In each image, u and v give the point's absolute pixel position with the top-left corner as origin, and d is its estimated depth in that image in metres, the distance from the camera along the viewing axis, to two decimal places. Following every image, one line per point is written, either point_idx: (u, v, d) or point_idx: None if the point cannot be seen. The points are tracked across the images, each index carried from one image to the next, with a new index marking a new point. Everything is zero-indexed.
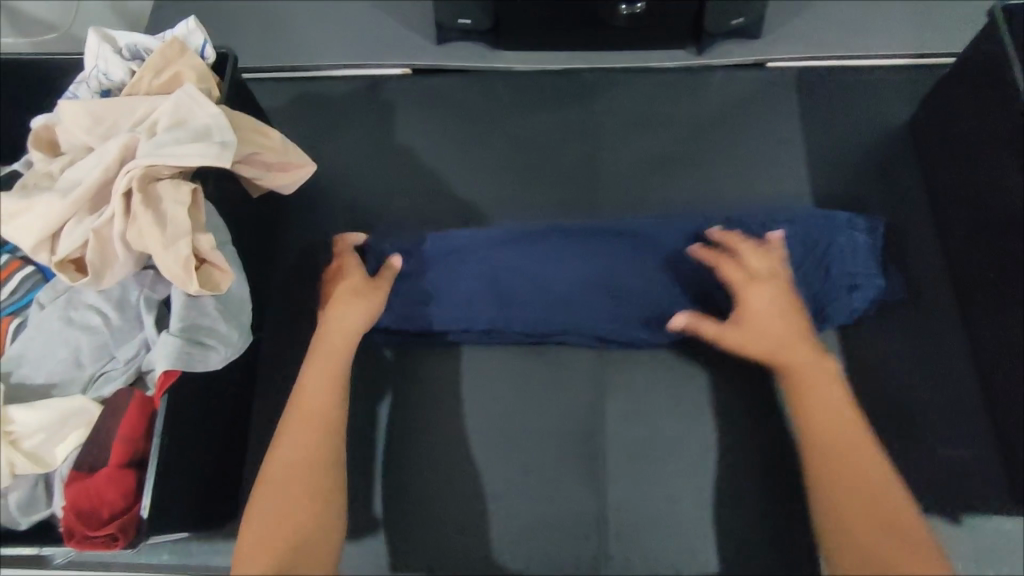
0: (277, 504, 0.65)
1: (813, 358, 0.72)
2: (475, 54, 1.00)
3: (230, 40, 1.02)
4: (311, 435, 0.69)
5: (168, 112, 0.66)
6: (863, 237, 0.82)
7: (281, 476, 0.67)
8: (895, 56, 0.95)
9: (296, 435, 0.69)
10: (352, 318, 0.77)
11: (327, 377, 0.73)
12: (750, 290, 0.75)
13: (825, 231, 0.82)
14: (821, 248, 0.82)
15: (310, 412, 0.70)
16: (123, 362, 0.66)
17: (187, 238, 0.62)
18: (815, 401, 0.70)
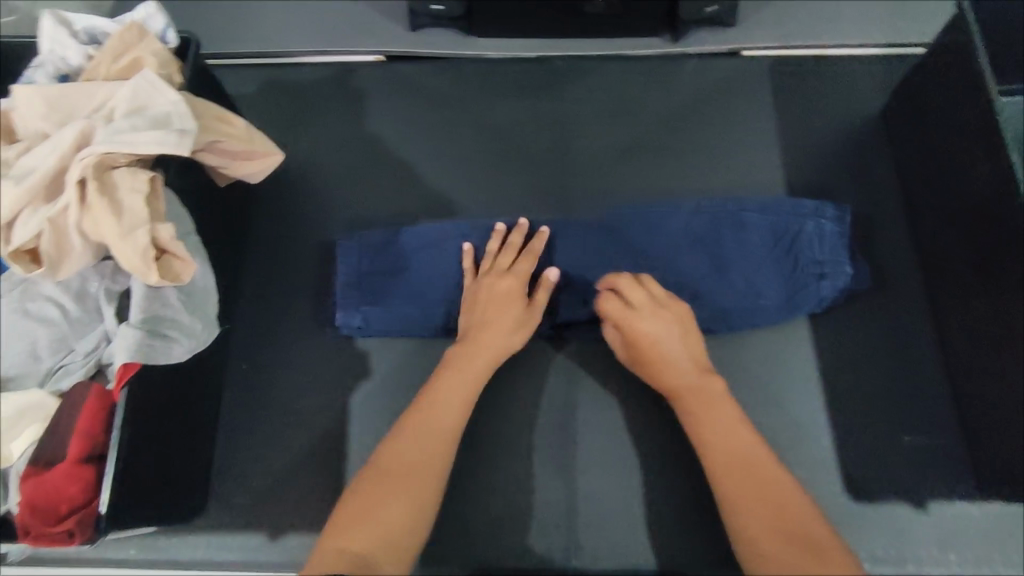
0: (372, 492, 0.66)
1: (700, 382, 0.73)
2: (448, 41, 0.98)
3: (197, 25, 1.00)
4: (436, 435, 0.70)
5: (126, 98, 0.64)
6: (831, 225, 0.82)
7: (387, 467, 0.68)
8: (868, 45, 0.95)
9: (418, 429, 0.70)
10: (506, 333, 0.76)
11: (461, 385, 0.73)
12: (637, 330, 0.75)
13: (792, 219, 0.82)
14: (790, 236, 0.82)
15: (439, 413, 0.71)
16: (83, 354, 0.64)
17: (145, 228, 0.60)
18: (707, 421, 0.71)
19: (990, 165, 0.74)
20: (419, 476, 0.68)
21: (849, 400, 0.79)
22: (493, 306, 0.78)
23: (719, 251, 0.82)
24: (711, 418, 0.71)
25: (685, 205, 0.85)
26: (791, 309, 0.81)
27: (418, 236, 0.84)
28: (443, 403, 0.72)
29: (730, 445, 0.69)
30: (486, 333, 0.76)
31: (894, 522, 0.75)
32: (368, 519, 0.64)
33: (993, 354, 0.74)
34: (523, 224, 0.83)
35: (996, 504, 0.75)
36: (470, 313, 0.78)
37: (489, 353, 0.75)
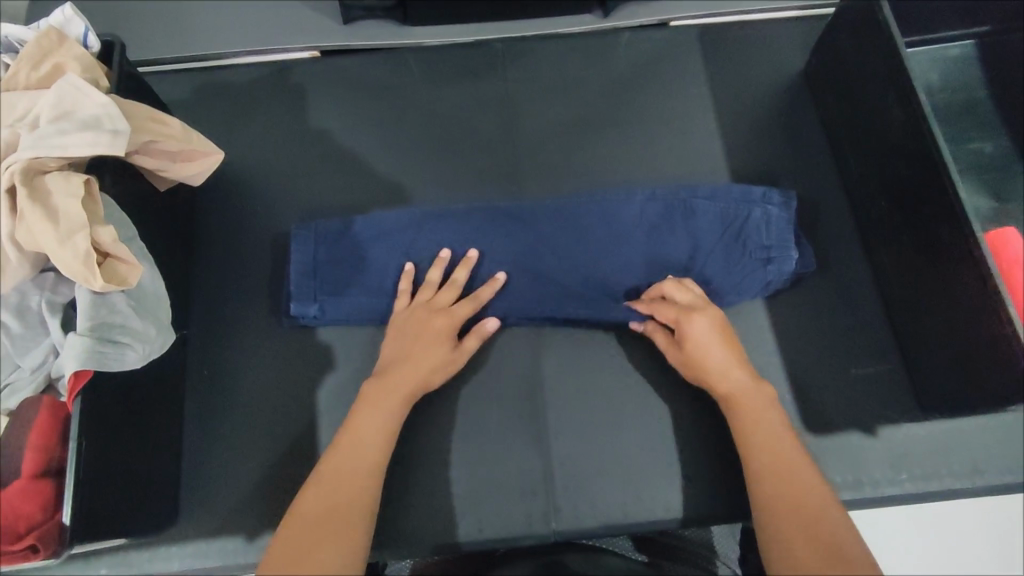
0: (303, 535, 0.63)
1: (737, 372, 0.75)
2: (383, 32, 0.98)
3: (120, 33, 0.97)
4: (361, 460, 0.70)
5: (48, 103, 0.61)
6: (777, 211, 0.83)
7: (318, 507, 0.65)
8: (786, 8, 1.00)
9: (343, 456, 0.70)
10: (431, 367, 0.77)
11: (375, 414, 0.72)
12: (693, 320, 0.76)
13: (740, 206, 0.84)
14: (738, 224, 0.84)
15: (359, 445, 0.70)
16: (29, 370, 0.61)
17: (83, 232, 0.59)
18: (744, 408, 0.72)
19: (902, 109, 0.79)
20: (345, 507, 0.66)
21: (798, 339, 0.84)
22: (419, 337, 0.78)
23: (668, 236, 0.84)
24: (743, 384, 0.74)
25: (640, 193, 0.86)
26: (730, 290, 0.84)
27: (375, 228, 0.84)
28: (363, 431, 0.71)
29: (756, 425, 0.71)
30: (410, 364, 0.76)
31: (850, 450, 0.80)
32: (303, 557, 0.61)
33: (921, 284, 0.79)
34: (472, 258, 0.83)
35: (940, 421, 0.81)
36: (397, 337, 0.78)
37: (412, 386, 0.75)
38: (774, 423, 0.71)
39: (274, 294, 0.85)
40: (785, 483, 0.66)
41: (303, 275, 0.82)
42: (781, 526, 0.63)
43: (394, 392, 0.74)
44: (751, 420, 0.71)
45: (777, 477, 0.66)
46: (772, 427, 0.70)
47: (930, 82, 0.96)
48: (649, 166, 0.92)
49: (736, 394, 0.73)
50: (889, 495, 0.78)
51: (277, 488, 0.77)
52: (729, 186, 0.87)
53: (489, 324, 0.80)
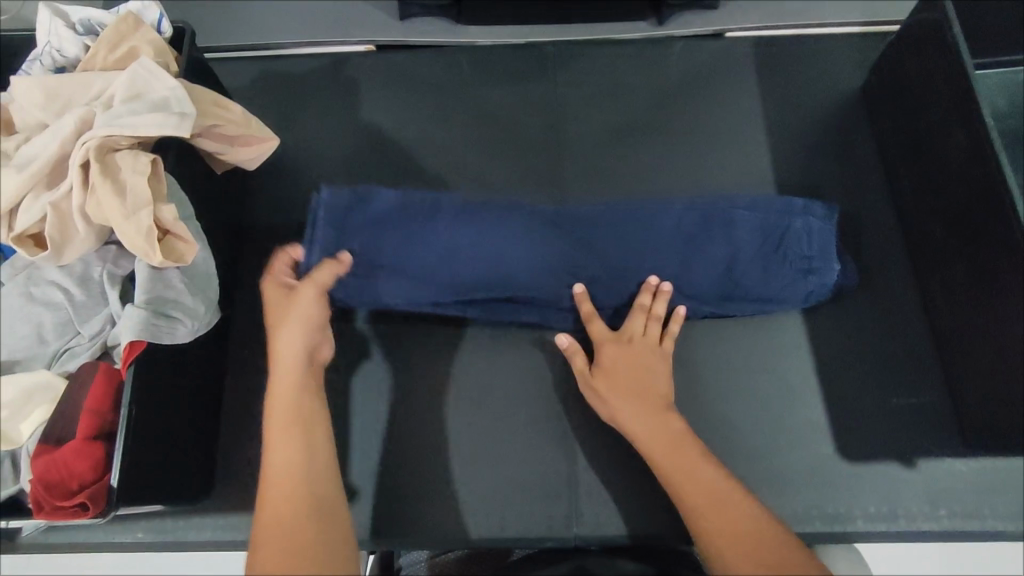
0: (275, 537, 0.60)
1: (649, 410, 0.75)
2: (438, 30, 1.00)
3: (188, 20, 1.01)
4: (297, 460, 0.66)
5: (124, 85, 0.64)
6: (818, 223, 0.84)
7: (281, 500, 0.63)
8: (846, 24, 0.98)
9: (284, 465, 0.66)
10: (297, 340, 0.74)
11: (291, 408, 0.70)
12: (611, 347, 0.79)
13: (780, 217, 0.84)
14: (778, 233, 0.83)
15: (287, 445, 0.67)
16: (88, 337, 0.65)
17: (148, 208, 0.61)
18: (658, 445, 0.72)
19: (966, 131, 0.76)
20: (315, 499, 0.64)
21: (838, 362, 0.82)
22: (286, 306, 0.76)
23: (707, 249, 0.83)
24: (650, 432, 0.73)
25: (677, 203, 0.85)
26: (771, 303, 0.83)
27: (413, 214, 0.85)
28: (279, 449, 0.67)
29: (676, 460, 0.71)
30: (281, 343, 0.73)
31: (884, 481, 0.78)
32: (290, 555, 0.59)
33: (977, 316, 0.76)
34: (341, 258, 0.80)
35: (985, 460, 0.78)
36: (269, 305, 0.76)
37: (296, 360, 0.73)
38: (697, 469, 0.69)
39: None
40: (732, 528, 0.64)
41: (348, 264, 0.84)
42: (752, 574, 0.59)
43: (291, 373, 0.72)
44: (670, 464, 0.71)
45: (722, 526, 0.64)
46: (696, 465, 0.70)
47: (998, 107, 0.92)
48: (694, 177, 0.91)
49: (632, 431, 0.74)
50: (923, 531, 0.76)
51: None
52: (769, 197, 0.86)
53: (342, 257, 0.80)
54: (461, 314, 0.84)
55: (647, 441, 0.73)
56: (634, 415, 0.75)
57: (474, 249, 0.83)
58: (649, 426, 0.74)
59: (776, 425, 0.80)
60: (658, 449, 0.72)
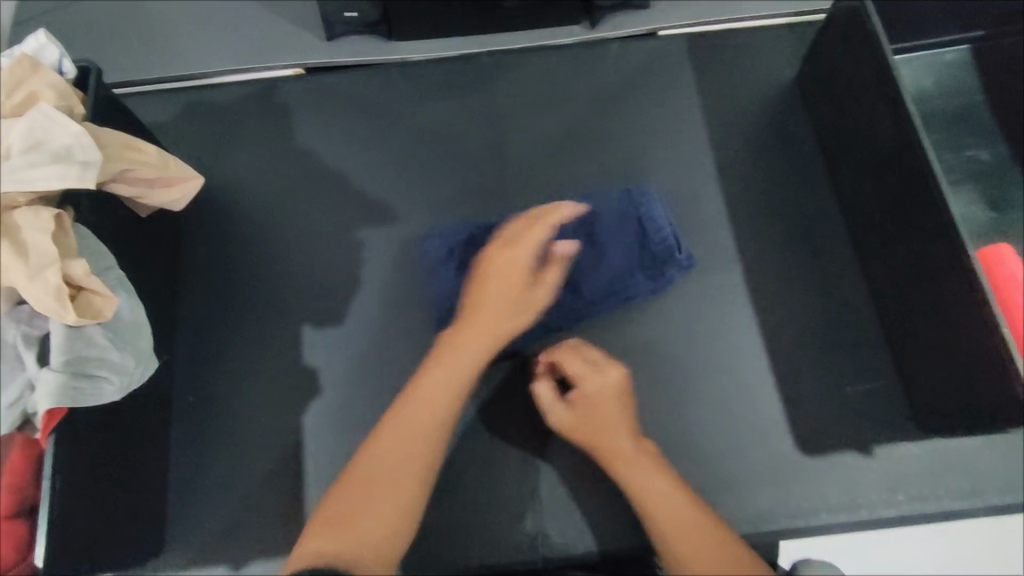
0: (355, 507, 0.64)
1: (623, 437, 0.73)
2: (368, 48, 0.97)
3: (105, 54, 0.96)
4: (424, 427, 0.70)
5: (20, 133, 0.59)
6: (620, 201, 0.85)
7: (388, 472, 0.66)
8: (778, 15, 0.98)
9: (399, 440, 0.68)
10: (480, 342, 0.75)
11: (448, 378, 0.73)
12: (589, 387, 0.75)
13: (593, 206, 0.85)
14: (591, 221, 0.84)
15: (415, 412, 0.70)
16: (5, 407, 0.60)
17: (55, 267, 0.58)
18: (629, 465, 0.71)
19: (892, 119, 0.77)
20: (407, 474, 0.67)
21: (793, 354, 0.82)
22: (520, 302, 0.78)
23: (595, 246, 0.83)
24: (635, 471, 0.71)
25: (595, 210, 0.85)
26: (718, 302, 0.84)
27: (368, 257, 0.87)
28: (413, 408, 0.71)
29: (644, 479, 0.70)
30: (472, 333, 0.76)
31: (844, 471, 0.78)
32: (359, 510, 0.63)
33: (915, 302, 0.77)
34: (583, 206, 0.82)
35: (937, 440, 0.79)
36: (487, 294, 0.77)
37: (465, 361, 0.75)
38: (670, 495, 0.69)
39: (259, 318, 0.84)
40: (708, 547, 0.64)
41: (306, 301, 0.85)
42: None
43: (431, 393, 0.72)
44: (639, 486, 0.70)
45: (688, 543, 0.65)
46: (663, 490, 0.69)
47: (926, 89, 0.94)
48: (639, 179, 0.91)
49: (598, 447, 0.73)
50: (884, 518, 0.76)
51: (262, 514, 0.77)
52: (579, 188, 0.90)
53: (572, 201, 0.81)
54: (412, 342, 0.83)
55: (612, 459, 0.72)
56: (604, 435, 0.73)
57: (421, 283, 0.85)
58: (622, 451, 0.72)
59: (736, 424, 0.79)
60: (631, 473, 0.71)
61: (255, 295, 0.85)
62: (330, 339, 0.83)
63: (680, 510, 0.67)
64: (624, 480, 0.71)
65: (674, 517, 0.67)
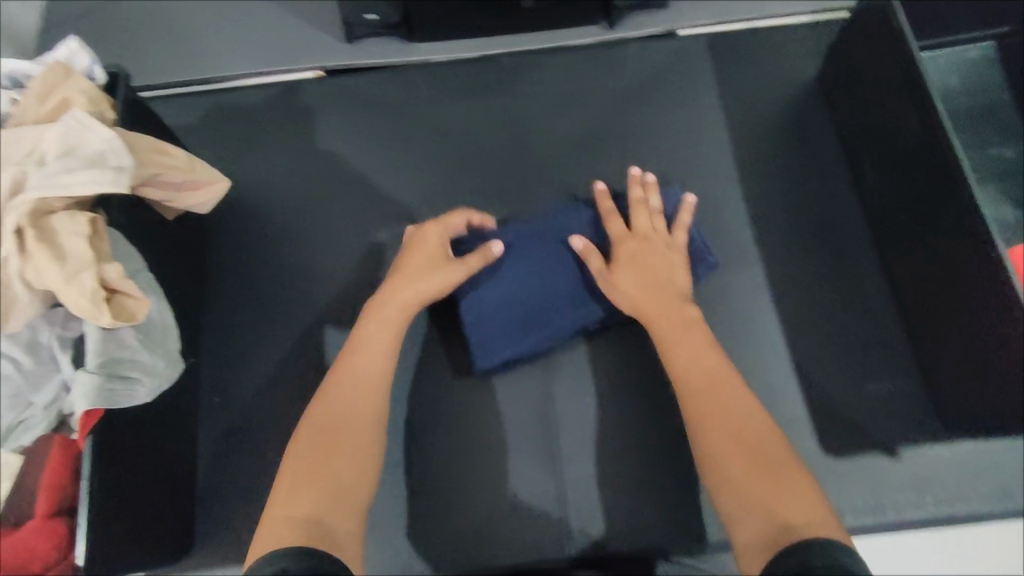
0: (309, 469, 0.62)
1: (675, 316, 0.75)
2: (388, 50, 0.98)
3: (131, 59, 0.98)
4: (364, 382, 0.69)
5: (56, 139, 0.61)
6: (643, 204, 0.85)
7: (333, 429, 0.65)
8: (799, 13, 0.98)
9: (342, 400, 0.68)
10: (425, 291, 0.75)
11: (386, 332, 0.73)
12: (631, 243, 0.79)
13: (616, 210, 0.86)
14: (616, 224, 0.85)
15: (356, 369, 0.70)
16: (42, 407, 0.62)
17: (91, 270, 0.59)
18: (688, 350, 0.71)
19: (919, 118, 0.76)
20: (355, 426, 0.66)
21: (816, 355, 0.82)
22: (436, 258, 0.77)
23: None
24: (694, 366, 0.70)
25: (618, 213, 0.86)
26: (740, 303, 0.84)
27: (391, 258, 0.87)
28: (350, 368, 0.70)
29: (703, 368, 0.70)
30: (404, 292, 0.75)
31: (869, 472, 0.78)
32: (317, 471, 0.62)
33: (942, 302, 0.77)
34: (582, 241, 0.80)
35: (964, 441, 0.78)
36: (412, 258, 0.77)
37: (409, 310, 0.75)
38: (732, 401, 0.66)
39: (284, 319, 0.85)
40: (752, 459, 0.61)
41: (330, 302, 0.85)
42: (750, 499, 0.58)
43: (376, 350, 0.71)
44: (692, 371, 0.70)
45: (734, 442, 0.63)
46: (740, 401, 0.66)
47: (949, 86, 0.93)
48: (660, 179, 0.91)
49: (640, 309, 0.76)
50: (911, 519, 0.76)
51: None
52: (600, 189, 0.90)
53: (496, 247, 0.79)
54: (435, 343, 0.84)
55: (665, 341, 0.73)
56: (649, 299, 0.76)
57: None
58: (675, 336, 0.73)
59: None
60: (690, 364, 0.70)
61: (280, 296, 0.86)
62: None
63: (742, 424, 0.64)
64: (676, 364, 0.71)
65: (724, 420, 0.65)
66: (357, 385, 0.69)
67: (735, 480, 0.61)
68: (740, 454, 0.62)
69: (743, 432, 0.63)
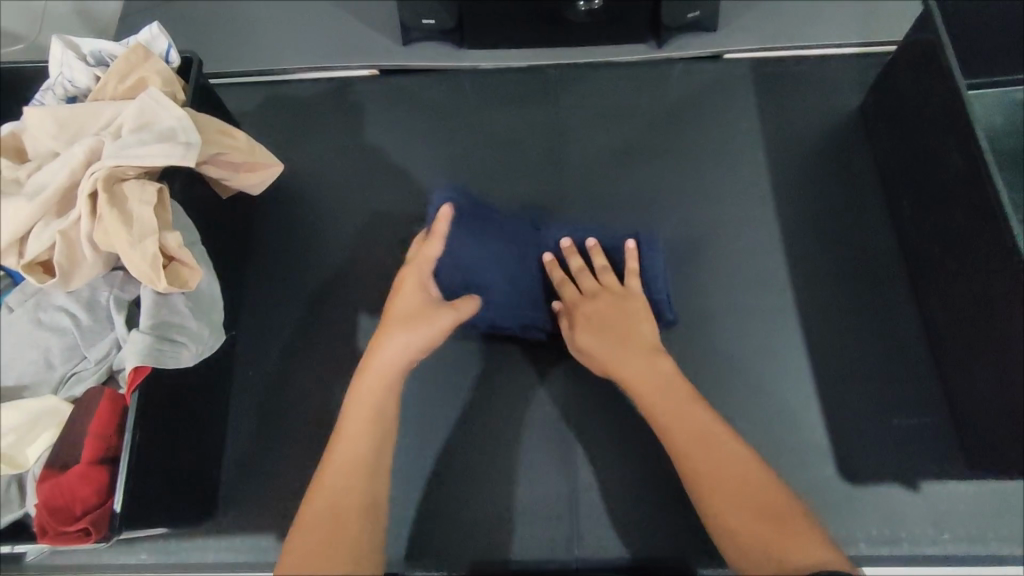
0: (310, 539, 0.60)
1: (645, 364, 0.74)
2: (440, 54, 1.01)
3: (199, 47, 1.04)
4: (363, 445, 0.67)
5: (133, 115, 0.66)
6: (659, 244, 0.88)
7: (334, 495, 0.64)
8: (846, 44, 0.99)
9: (342, 471, 0.66)
10: (402, 354, 0.73)
11: (377, 398, 0.70)
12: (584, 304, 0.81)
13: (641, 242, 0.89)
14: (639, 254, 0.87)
15: (357, 436, 0.68)
16: (94, 361, 0.67)
17: (154, 237, 0.63)
18: (670, 398, 0.71)
19: (963, 153, 0.76)
20: (349, 483, 0.65)
21: (839, 382, 0.82)
22: (417, 316, 0.76)
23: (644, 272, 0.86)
24: (677, 418, 0.69)
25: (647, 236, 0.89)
26: (767, 323, 0.85)
27: None
28: (349, 432, 0.68)
29: (686, 416, 0.69)
30: (375, 365, 0.72)
31: (887, 504, 0.77)
32: (320, 541, 0.60)
33: (972, 338, 0.76)
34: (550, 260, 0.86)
35: (988, 482, 0.77)
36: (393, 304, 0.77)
37: (387, 378, 0.72)
38: (724, 450, 0.66)
39: (321, 302, 0.88)
40: (755, 511, 0.62)
41: (365, 290, 0.89)
42: (762, 556, 0.58)
43: (370, 410, 0.69)
44: (678, 419, 0.69)
45: (733, 497, 0.63)
46: (729, 450, 0.66)
47: (995, 127, 0.93)
48: (694, 197, 0.92)
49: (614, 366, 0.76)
50: (928, 555, 0.75)
51: (310, 490, 0.80)
52: (636, 202, 0.92)
53: (473, 300, 0.80)
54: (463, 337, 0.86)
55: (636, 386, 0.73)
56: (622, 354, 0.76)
57: None
58: (654, 382, 0.72)
59: (778, 447, 0.79)
60: (677, 421, 0.69)
61: (318, 280, 0.90)
62: None
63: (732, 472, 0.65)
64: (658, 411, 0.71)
65: (714, 473, 0.65)
66: (355, 448, 0.67)
67: (747, 538, 0.60)
68: (745, 507, 0.62)
69: (742, 484, 0.64)
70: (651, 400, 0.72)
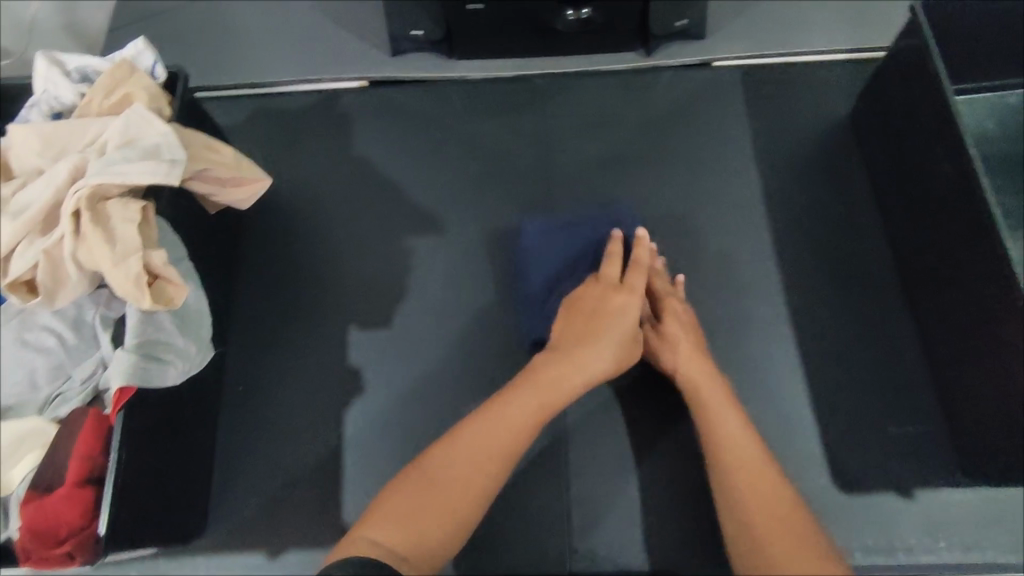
0: (415, 501, 0.62)
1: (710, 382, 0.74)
2: (429, 65, 1.01)
3: (186, 60, 1.03)
4: (508, 432, 0.68)
5: (117, 132, 0.66)
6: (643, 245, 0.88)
7: (456, 462, 0.65)
8: (834, 50, 0.99)
9: (470, 449, 0.66)
10: (582, 373, 0.73)
11: (545, 397, 0.71)
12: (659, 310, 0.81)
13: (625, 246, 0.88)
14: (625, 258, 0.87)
15: (511, 417, 0.69)
16: (79, 381, 0.66)
17: (138, 255, 0.62)
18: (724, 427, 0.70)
19: (951, 159, 0.76)
20: (495, 457, 0.67)
21: (833, 390, 0.82)
22: (593, 332, 0.76)
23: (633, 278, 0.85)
24: (735, 443, 0.68)
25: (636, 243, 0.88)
26: (759, 331, 0.85)
27: (417, 264, 0.90)
28: (511, 411, 0.69)
29: (741, 445, 0.68)
30: (581, 365, 0.74)
31: (882, 513, 0.76)
32: (423, 505, 0.62)
33: (965, 344, 0.76)
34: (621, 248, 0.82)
35: (984, 490, 0.77)
36: (579, 325, 0.77)
37: (567, 387, 0.72)
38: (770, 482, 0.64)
39: (310, 316, 0.88)
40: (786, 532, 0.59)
41: (355, 303, 0.88)
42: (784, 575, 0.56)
43: (537, 407, 0.70)
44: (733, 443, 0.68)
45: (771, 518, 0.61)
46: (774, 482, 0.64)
47: (986, 131, 0.93)
48: (685, 205, 0.92)
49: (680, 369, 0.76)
50: (925, 565, 0.74)
51: (301, 507, 0.79)
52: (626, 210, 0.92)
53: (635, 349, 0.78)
54: (455, 349, 0.85)
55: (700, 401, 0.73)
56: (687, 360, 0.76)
57: (466, 293, 0.88)
58: (719, 411, 0.71)
59: (772, 457, 0.79)
60: (734, 451, 0.68)
61: (308, 293, 0.89)
62: (376, 341, 0.86)
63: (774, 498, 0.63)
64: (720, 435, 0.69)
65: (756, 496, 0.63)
66: (503, 432, 0.68)
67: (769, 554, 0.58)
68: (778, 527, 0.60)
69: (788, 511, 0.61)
70: (714, 425, 0.70)
